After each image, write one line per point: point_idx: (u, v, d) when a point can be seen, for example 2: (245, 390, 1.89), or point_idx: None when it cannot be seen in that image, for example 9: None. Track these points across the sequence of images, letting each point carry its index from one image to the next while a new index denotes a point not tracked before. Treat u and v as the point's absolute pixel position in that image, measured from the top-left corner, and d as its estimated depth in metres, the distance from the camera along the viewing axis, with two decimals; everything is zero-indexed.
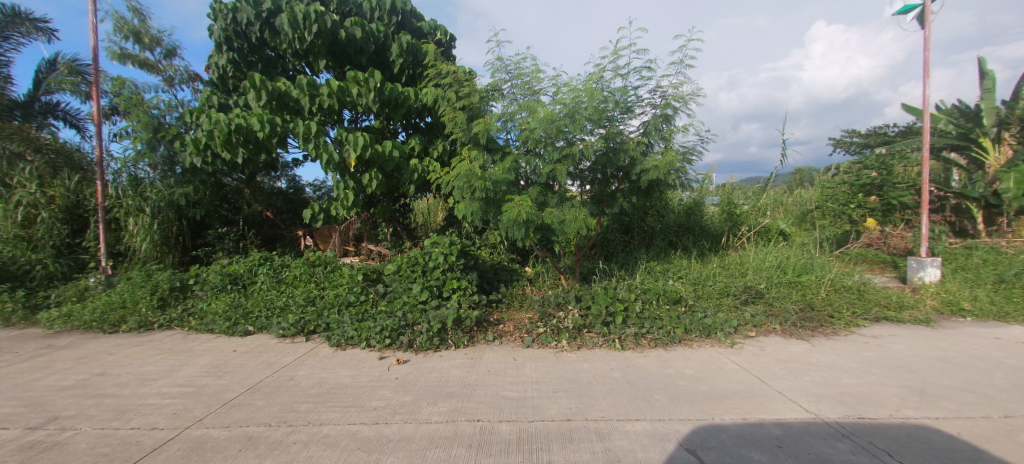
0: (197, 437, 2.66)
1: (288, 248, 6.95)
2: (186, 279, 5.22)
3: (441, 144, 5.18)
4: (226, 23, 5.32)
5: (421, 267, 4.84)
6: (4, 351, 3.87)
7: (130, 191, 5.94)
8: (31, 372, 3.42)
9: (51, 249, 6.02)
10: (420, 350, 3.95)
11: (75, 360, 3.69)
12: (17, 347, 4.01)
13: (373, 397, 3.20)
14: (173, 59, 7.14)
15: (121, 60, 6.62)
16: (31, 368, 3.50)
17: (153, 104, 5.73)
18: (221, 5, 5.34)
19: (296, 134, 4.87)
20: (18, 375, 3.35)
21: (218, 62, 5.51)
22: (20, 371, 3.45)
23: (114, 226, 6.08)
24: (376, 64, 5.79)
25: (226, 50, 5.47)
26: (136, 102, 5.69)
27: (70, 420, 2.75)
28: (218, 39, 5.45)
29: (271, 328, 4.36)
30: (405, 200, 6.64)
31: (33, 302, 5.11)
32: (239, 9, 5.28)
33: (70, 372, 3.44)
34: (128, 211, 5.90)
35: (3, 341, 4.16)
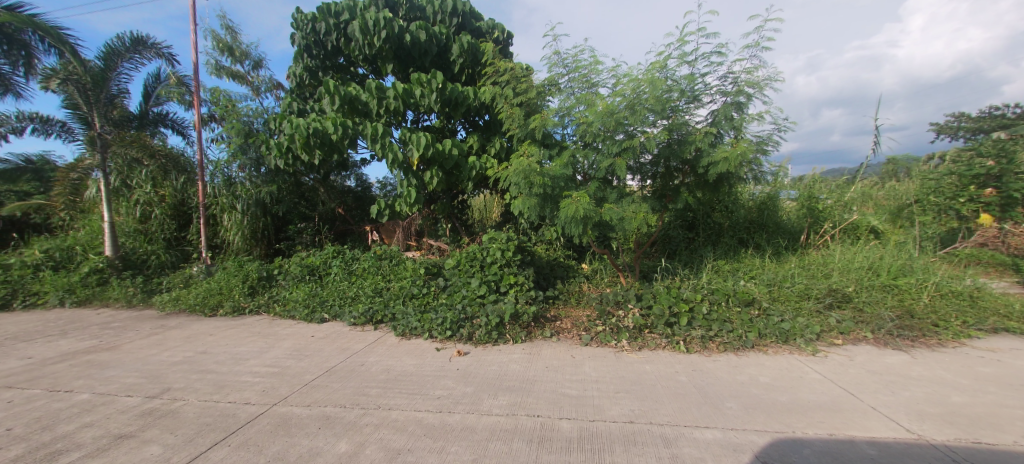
0: (282, 414, 2.89)
1: (357, 242, 7.36)
2: (271, 270, 5.71)
3: (499, 141, 5.24)
4: (305, 32, 5.78)
5: (480, 262, 4.95)
6: (129, 329, 4.48)
7: (223, 190, 6.63)
8: (149, 348, 3.93)
9: (161, 241, 7.01)
10: (479, 343, 4.01)
11: (182, 339, 4.19)
12: (139, 326, 4.63)
13: (436, 386, 3.29)
14: (259, 69, 7.88)
15: (217, 73, 7.44)
16: (149, 344, 4.02)
17: (244, 111, 6.40)
18: (301, 16, 5.78)
19: (364, 136, 5.17)
20: (139, 351, 3.86)
21: (296, 71, 6.00)
22: (141, 347, 3.97)
23: (212, 221, 6.84)
24: (437, 66, 6.01)
25: (304, 58, 5.94)
26: (232, 110, 6.38)
27: (181, 391, 3.12)
28: (297, 48, 5.92)
29: (344, 317, 4.65)
30: (463, 197, 6.84)
31: (148, 287, 5.88)
32: (318, 19, 5.73)
33: (179, 349, 3.90)
34: (223, 208, 6.60)
35: (128, 321, 4.83)
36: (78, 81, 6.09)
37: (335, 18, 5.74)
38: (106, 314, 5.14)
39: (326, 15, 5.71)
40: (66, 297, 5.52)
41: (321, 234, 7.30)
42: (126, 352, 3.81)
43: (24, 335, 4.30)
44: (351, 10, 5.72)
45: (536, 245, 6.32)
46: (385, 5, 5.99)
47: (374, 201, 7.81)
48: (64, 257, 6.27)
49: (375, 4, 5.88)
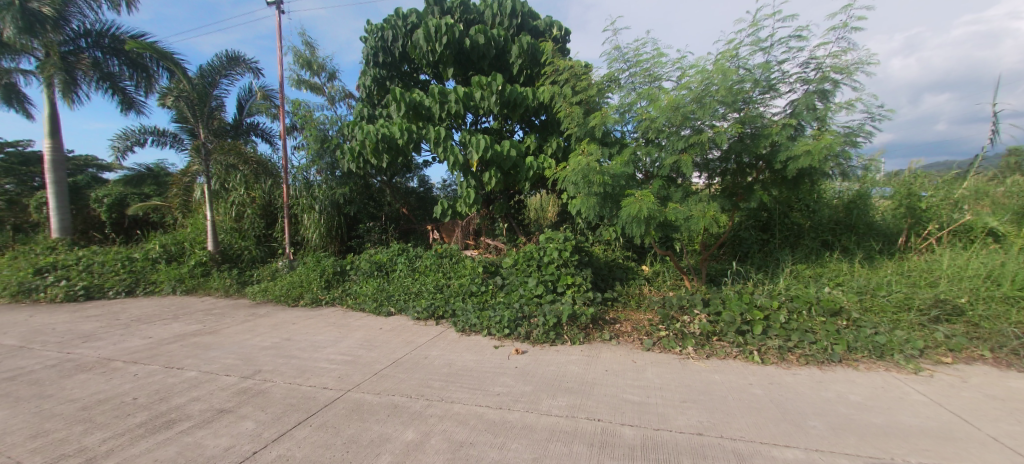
0: (355, 400, 3.08)
1: (419, 241, 7.72)
2: (344, 266, 6.16)
3: (556, 141, 5.24)
4: (374, 42, 6.18)
5: (537, 262, 4.97)
6: (228, 316, 5.07)
7: (303, 192, 7.25)
8: (243, 333, 4.41)
9: (253, 238, 7.80)
10: (537, 342, 4.02)
11: (270, 326, 4.64)
12: (235, 313, 5.22)
13: (495, 383, 3.33)
14: (334, 80, 8.55)
15: (298, 86, 8.19)
16: (243, 330, 4.51)
17: (321, 120, 6.98)
18: (371, 27, 6.21)
19: (428, 140, 5.41)
20: (236, 335, 4.34)
21: (366, 80, 6.42)
22: (238, 332, 4.46)
23: (294, 220, 7.50)
24: (496, 68, 6.15)
25: (372, 67, 6.35)
26: (310, 120, 6.99)
27: (269, 373, 3.45)
28: (366, 58, 6.34)
29: (408, 311, 4.90)
30: (519, 197, 6.92)
31: (242, 279, 6.60)
32: (386, 29, 6.11)
33: (267, 335, 4.32)
34: (303, 208, 7.23)
35: (226, 308, 5.47)
36: (186, 95, 7.04)
37: (402, 28, 6.09)
38: (208, 301, 5.85)
39: (393, 26, 6.08)
40: (177, 286, 6.35)
41: (387, 232, 7.76)
42: (226, 335, 4.30)
43: (147, 317, 5.02)
44: (416, 19, 6.03)
45: (594, 246, 6.22)
46: (445, 12, 6.24)
47: (436, 201, 8.14)
48: (177, 250, 7.21)
49: (437, 12, 6.14)
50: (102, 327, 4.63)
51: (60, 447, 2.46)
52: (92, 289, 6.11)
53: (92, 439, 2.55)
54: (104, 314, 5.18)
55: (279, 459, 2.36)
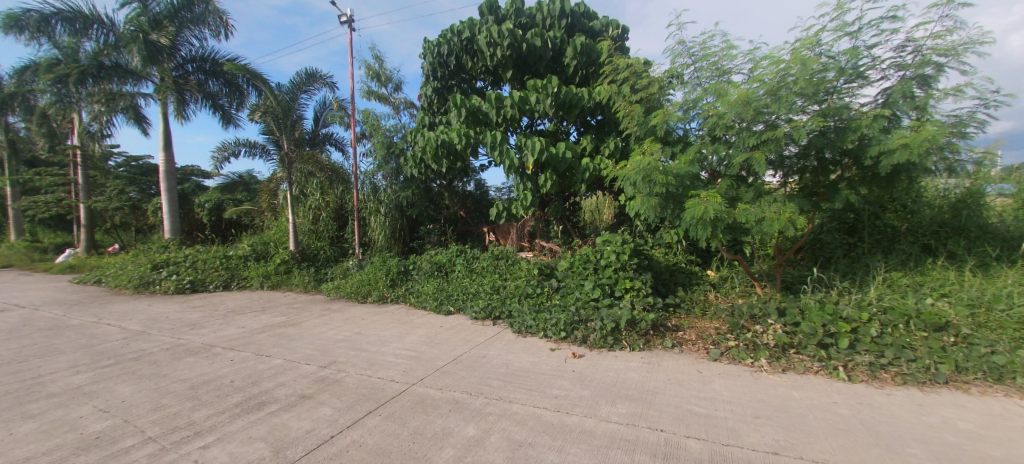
0: (419, 393, 3.23)
1: (476, 243, 7.95)
2: (407, 266, 6.51)
3: (614, 142, 5.20)
4: (433, 58, 6.52)
5: (594, 265, 4.90)
6: (308, 310, 5.56)
7: (371, 196, 7.83)
8: (319, 326, 4.81)
9: (327, 239, 8.51)
10: (594, 347, 3.95)
11: (343, 320, 5.02)
12: (313, 308, 5.71)
13: (553, 386, 3.31)
14: (398, 91, 9.10)
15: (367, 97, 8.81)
16: (319, 323, 4.93)
17: (388, 128, 7.48)
18: (429, 43, 6.52)
19: (484, 145, 5.55)
20: (314, 327, 4.75)
21: (426, 90, 6.74)
22: (316, 324, 4.89)
23: (362, 222, 8.05)
24: (552, 70, 6.18)
25: (432, 78, 6.67)
26: (378, 128, 7.50)
27: (343, 364, 3.72)
28: (426, 71, 6.67)
29: (466, 311, 5.06)
30: (575, 198, 6.89)
31: (318, 276, 7.21)
32: (443, 43, 6.39)
33: (341, 329, 4.68)
34: (370, 211, 7.78)
35: (304, 303, 6.01)
36: (272, 110, 7.87)
37: (460, 37, 6.32)
38: (290, 296, 6.46)
39: (452, 36, 6.31)
40: (264, 281, 7.08)
41: (446, 234, 8.09)
42: (306, 327, 4.72)
43: (240, 309, 5.65)
44: (473, 27, 6.21)
45: (654, 249, 6.03)
46: (499, 20, 6.39)
47: (492, 203, 8.32)
48: (263, 250, 7.99)
49: (492, 20, 6.30)
50: (205, 317, 5.28)
51: (175, 420, 2.84)
52: (196, 283, 6.99)
53: (199, 414, 2.92)
54: (206, 305, 5.91)
55: (352, 445, 2.54)
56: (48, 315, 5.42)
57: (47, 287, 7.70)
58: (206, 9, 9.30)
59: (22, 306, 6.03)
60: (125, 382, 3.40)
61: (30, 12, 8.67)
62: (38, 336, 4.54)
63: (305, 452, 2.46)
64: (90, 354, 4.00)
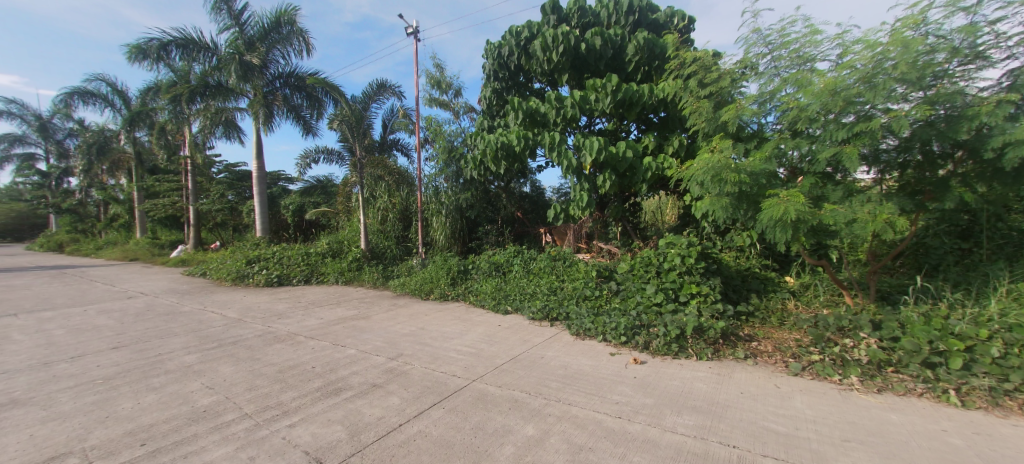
0: (479, 389, 3.31)
1: (533, 244, 8.03)
2: (467, 265, 6.73)
3: (678, 139, 5.12)
4: (493, 59, 6.65)
5: (656, 268, 4.76)
6: (377, 304, 5.97)
7: (432, 198, 8.20)
8: (387, 320, 5.13)
9: (393, 238, 8.97)
10: (657, 353, 3.82)
11: (408, 316, 5.32)
12: (381, 302, 6.11)
13: (613, 392, 3.22)
14: (459, 97, 9.51)
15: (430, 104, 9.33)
16: (387, 317, 5.26)
17: (450, 133, 7.82)
18: (490, 46, 6.67)
19: (542, 146, 5.62)
20: (383, 321, 5.08)
21: (486, 93, 6.92)
22: (384, 318, 5.22)
23: (425, 223, 8.45)
24: (612, 68, 6.09)
25: (492, 81, 6.83)
26: (441, 132, 7.87)
27: (409, 357, 3.93)
28: (487, 74, 6.85)
29: (524, 311, 5.14)
30: (635, 199, 6.76)
31: (385, 273, 7.70)
32: (504, 45, 6.51)
33: (406, 324, 4.95)
34: (432, 212, 8.13)
35: (374, 298, 6.45)
36: (346, 119, 8.58)
37: (518, 39, 6.39)
38: (361, 291, 6.96)
39: (511, 38, 6.41)
40: (339, 277, 7.70)
41: (503, 235, 8.26)
42: (376, 321, 5.07)
43: (318, 301, 6.20)
44: (532, 29, 6.27)
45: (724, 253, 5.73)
46: (560, 19, 6.41)
47: (548, 205, 8.40)
48: (338, 247, 8.68)
49: (553, 21, 6.34)
50: (290, 308, 5.86)
51: (266, 400, 3.16)
52: (282, 277, 7.76)
53: (285, 396, 3.22)
54: (290, 297, 6.55)
55: (418, 434, 2.66)
56: (167, 302, 6.34)
57: (165, 278, 9.00)
58: (291, 30, 10.33)
59: (147, 293, 7.09)
60: (225, 363, 3.86)
61: (153, 41, 10.09)
62: (160, 320, 5.31)
63: (376, 438, 2.62)
64: (199, 337, 4.60)
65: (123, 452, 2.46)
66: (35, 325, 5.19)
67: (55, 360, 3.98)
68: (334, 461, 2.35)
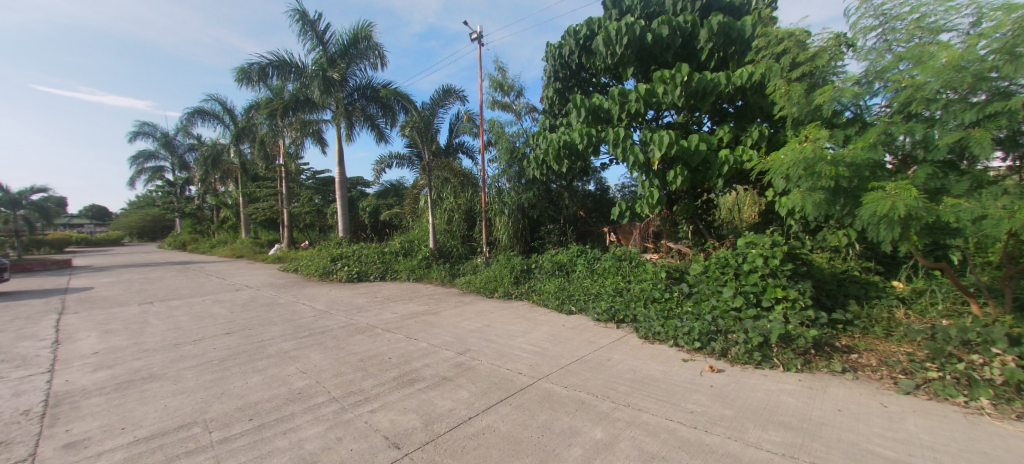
0: (545, 389, 3.32)
1: (597, 243, 7.90)
2: (530, 264, 6.80)
3: (759, 129, 4.87)
4: (554, 60, 6.66)
5: (734, 270, 4.45)
6: (445, 301, 6.27)
7: (496, 199, 8.42)
8: (455, 316, 5.37)
9: (459, 238, 9.34)
10: (736, 362, 3.57)
11: (475, 312, 5.52)
12: (450, 299, 6.40)
13: (687, 400, 3.04)
14: (522, 99, 9.90)
15: (493, 107, 9.69)
16: (455, 313, 5.49)
17: (512, 134, 7.93)
18: (551, 48, 6.70)
19: (607, 142, 5.50)
20: (452, 317, 5.33)
21: (548, 93, 6.94)
22: (453, 314, 5.47)
23: (489, 223, 8.70)
24: (682, 57, 5.85)
25: (553, 81, 6.83)
26: (503, 134, 8.01)
27: (476, 352, 4.07)
28: (548, 74, 6.86)
29: (589, 312, 5.12)
30: (708, 195, 6.37)
31: (452, 271, 8.05)
32: (564, 45, 6.47)
33: (473, 320, 5.14)
34: (495, 212, 8.37)
35: (442, 294, 6.77)
36: (416, 125, 9.08)
37: (578, 36, 6.29)
38: (431, 288, 7.33)
39: (571, 37, 6.34)
40: (411, 274, 8.19)
41: (566, 234, 8.25)
42: (445, 316, 5.33)
43: (393, 297, 6.65)
44: (591, 26, 6.13)
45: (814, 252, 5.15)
46: (622, 13, 6.21)
47: (612, 203, 8.24)
48: (408, 247, 9.22)
49: (615, 15, 6.17)
50: (368, 302, 6.35)
51: (350, 386, 3.46)
52: (361, 273, 8.43)
53: (365, 383, 3.49)
54: (368, 292, 7.10)
55: (487, 429, 2.73)
56: (267, 294, 7.21)
57: (263, 272, 10.25)
58: (367, 45, 11.19)
59: (250, 286, 8.10)
60: (315, 350, 4.28)
61: (254, 64, 11.43)
62: (262, 310, 6.04)
63: (448, 429, 2.73)
64: (293, 326, 5.16)
65: (235, 425, 2.84)
66: (168, 311, 6.17)
67: (183, 342, 4.70)
68: (410, 447, 2.50)
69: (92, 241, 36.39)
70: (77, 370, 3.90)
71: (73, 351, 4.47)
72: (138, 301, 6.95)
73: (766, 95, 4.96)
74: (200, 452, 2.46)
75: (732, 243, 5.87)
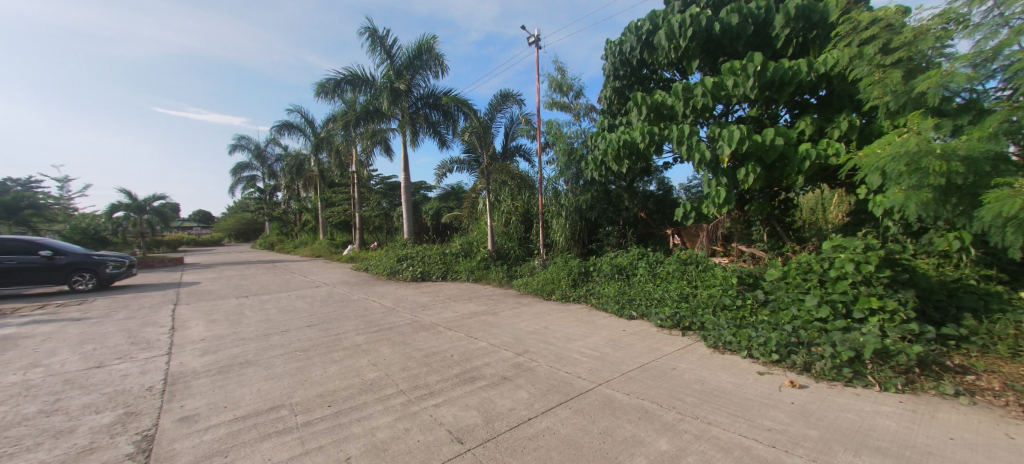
0: (606, 394, 3.26)
1: (659, 245, 7.64)
2: (588, 267, 6.71)
3: (847, 120, 4.40)
4: (614, 57, 6.50)
5: (818, 276, 4.04)
6: (504, 301, 6.41)
7: (553, 200, 8.43)
8: (513, 317, 5.46)
9: (516, 239, 9.49)
10: (822, 378, 3.24)
11: (533, 314, 5.58)
12: (508, 300, 6.53)
13: (764, 416, 2.80)
14: (581, 99, 9.79)
15: (550, 108, 9.71)
16: (513, 314, 5.59)
17: (569, 135, 7.89)
18: (611, 45, 6.55)
19: (670, 140, 5.29)
20: (511, 317, 5.43)
21: (607, 92, 6.80)
22: (512, 315, 5.58)
23: (545, 225, 8.74)
24: (754, 46, 5.46)
25: (613, 79, 6.68)
26: (560, 136, 8.00)
27: (535, 354, 4.11)
28: (608, 73, 6.73)
29: (651, 318, 4.97)
30: (786, 195, 5.85)
31: (509, 272, 8.19)
32: (624, 41, 6.30)
33: (531, 322, 5.20)
34: (553, 214, 8.36)
35: (501, 295, 6.92)
36: (475, 130, 9.39)
37: (640, 32, 6.09)
38: (489, 289, 7.51)
39: (632, 32, 6.16)
40: (470, 274, 8.46)
41: (626, 236, 8.05)
42: (504, 317, 5.44)
43: (454, 296, 6.92)
44: (654, 20, 5.92)
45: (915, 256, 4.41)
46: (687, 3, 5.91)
47: (676, 204, 7.90)
48: (467, 248, 9.53)
49: (679, 6, 5.89)
50: (431, 300, 6.68)
51: (415, 380, 3.65)
52: (424, 273, 8.87)
53: (430, 378, 3.67)
54: (431, 291, 7.46)
55: (547, 431, 2.74)
56: (343, 291, 7.86)
57: (338, 271, 11.19)
58: (430, 56, 11.77)
59: (327, 283, 8.88)
60: (384, 345, 4.59)
61: (330, 79, 12.44)
62: (337, 305, 6.59)
63: (508, 428, 2.78)
64: (364, 321, 5.58)
65: (317, 410, 3.12)
66: (260, 304, 6.97)
67: (272, 332, 5.27)
68: (472, 443, 2.58)
69: (199, 240, 42.08)
70: (190, 354, 4.54)
71: (185, 336, 5.21)
72: (235, 294, 7.92)
73: (856, 82, 4.48)
74: (287, 433, 2.74)
75: (814, 246, 5.32)
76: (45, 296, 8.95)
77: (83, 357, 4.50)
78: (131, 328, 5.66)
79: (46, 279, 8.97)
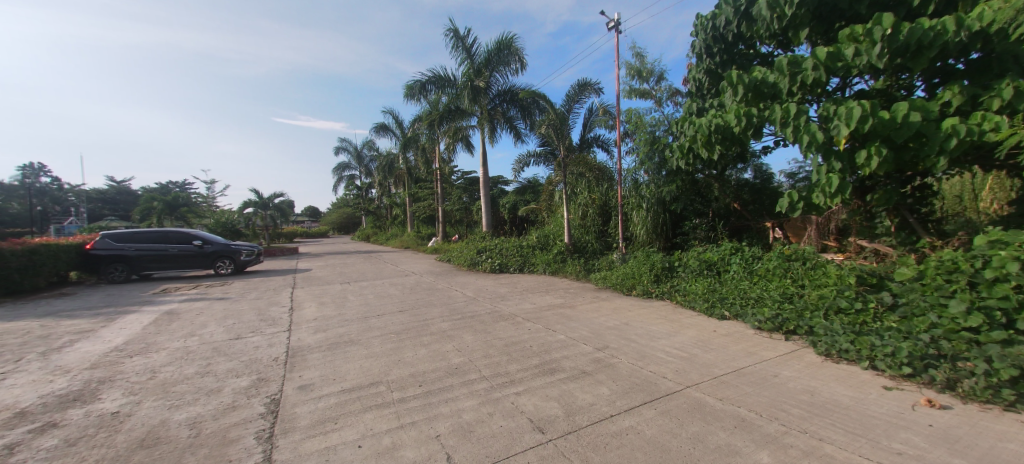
0: (695, 398, 3.08)
1: (756, 239, 7.10)
2: (672, 262, 6.42)
3: (1012, 84, 3.56)
4: (706, 34, 6.01)
5: (970, 278, 3.31)
6: (583, 295, 6.38)
7: (633, 192, 8.16)
8: (593, 311, 5.41)
9: (594, 232, 9.41)
10: (969, 399, 2.71)
11: (613, 309, 5.47)
12: (587, 294, 6.47)
13: (892, 437, 2.41)
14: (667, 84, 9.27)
15: (631, 95, 9.33)
16: (592, 308, 5.54)
17: (649, 123, 7.52)
18: (703, 20, 6.05)
19: (771, 122, 4.77)
20: (590, 311, 5.39)
21: (697, 74, 6.34)
22: (592, 309, 5.53)
23: (625, 218, 8.47)
24: (882, 6, 4.68)
25: (704, 59, 6.19)
26: (641, 125, 7.63)
27: (615, 350, 4.03)
28: (698, 52, 6.24)
29: (747, 319, 4.60)
30: (922, 180, 4.93)
31: (586, 266, 8.10)
32: (719, 15, 5.77)
33: (609, 317, 5.11)
34: (632, 207, 8.09)
35: (578, 289, 6.88)
36: (552, 123, 9.28)
37: (737, 3, 5.52)
38: (567, 282, 7.52)
39: (727, 5, 5.61)
40: (547, 267, 8.53)
41: (715, 230, 7.52)
42: (584, 311, 5.42)
43: (532, 288, 7.04)
44: None
45: None
46: None
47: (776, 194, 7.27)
48: (544, 241, 9.66)
49: None
50: (510, 292, 6.87)
51: (497, 367, 3.81)
52: (502, 265, 9.18)
53: (511, 367, 3.79)
54: (509, 283, 7.68)
55: (631, 429, 2.68)
56: (428, 280, 8.45)
57: (423, 261, 12.04)
58: (510, 52, 12.00)
59: (415, 273, 9.62)
60: (467, 332, 4.85)
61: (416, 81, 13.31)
62: (424, 293, 7.10)
63: (590, 423, 2.77)
64: (449, 309, 5.94)
65: (410, 388, 3.42)
66: (358, 290, 7.79)
67: (370, 316, 5.86)
68: (552, 434, 2.63)
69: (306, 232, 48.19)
70: (305, 331, 5.26)
71: (301, 316, 6.05)
72: (339, 280, 8.97)
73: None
74: (385, 407, 3.05)
75: (963, 241, 4.42)
76: (196, 278, 10.99)
77: (226, 329, 5.46)
78: (260, 307, 6.72)
79: (196, 264, 11.00)
